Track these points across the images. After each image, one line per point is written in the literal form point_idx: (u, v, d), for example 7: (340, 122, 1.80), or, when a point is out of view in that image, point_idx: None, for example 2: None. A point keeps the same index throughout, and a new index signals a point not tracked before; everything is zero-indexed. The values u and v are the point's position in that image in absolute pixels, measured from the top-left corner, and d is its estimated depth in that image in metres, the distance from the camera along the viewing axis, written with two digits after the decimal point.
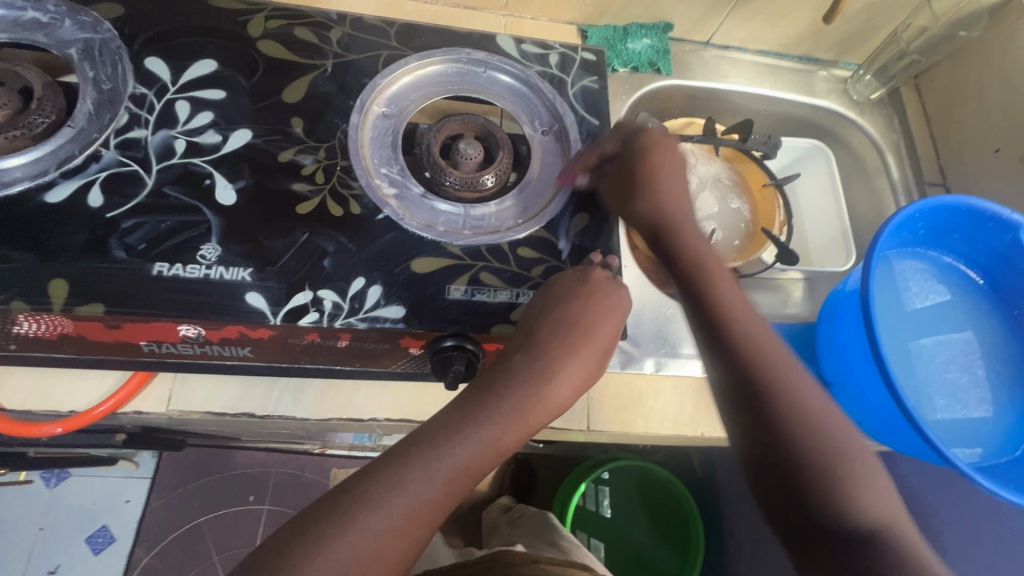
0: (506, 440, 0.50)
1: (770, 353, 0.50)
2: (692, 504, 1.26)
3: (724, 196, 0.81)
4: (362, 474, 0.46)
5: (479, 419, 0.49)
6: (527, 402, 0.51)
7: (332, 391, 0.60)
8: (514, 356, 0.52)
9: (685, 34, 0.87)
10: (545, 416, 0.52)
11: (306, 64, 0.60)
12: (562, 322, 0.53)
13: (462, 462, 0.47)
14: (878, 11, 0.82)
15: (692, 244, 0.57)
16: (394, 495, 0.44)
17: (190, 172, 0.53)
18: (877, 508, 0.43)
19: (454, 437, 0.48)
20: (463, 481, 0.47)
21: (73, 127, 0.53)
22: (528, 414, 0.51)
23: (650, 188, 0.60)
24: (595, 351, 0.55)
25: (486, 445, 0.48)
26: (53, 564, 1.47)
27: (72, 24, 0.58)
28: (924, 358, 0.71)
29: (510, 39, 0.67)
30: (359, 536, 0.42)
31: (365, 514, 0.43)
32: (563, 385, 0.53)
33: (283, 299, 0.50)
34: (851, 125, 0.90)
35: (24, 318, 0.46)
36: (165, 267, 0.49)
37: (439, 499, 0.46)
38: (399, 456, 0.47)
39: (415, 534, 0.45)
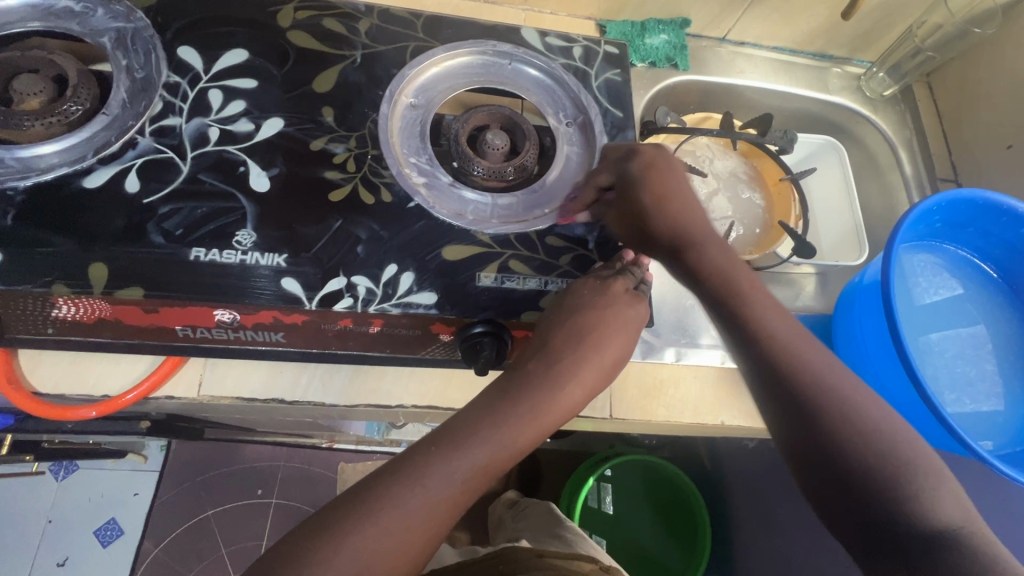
0: (521, 443, 0.51)
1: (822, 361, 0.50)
2: (701, 506, 1.27)
3: (734, 189, 0.82)
4: (380, 475, 0.47)
5: (495, 422, 0.50)
6: (541, 405, 0.52)
7: (360, 378, 0.60)
8: (528, 362, 0.54)
9: (701, 30, 0.88)
10: (557, 418, 0.53)
11: (335, 55, 0.61)
12: (575, 331, 0.54)
13: (477, 462, 0.48)
14: (893, 8, 0.83)
15: (719, 262, 0.56)
16: (414, 491, 0.46)
17: (224, 159, 0.54)
18: (948, 512, 0.44)
19: (470, 438, 0.49)
20: (480, 480, 0.48)
21: (108, 115, 0.54)
22: (542, 418, 0.52)
23: (664, 209, 0.57)
24: (607, 358, 0.56)
25: (501, 448, 0.49)
26: (62, 556, 1.47)
27: (105, 13, 0.58)
28: (939, 349, 0.72)
29: (534, 32, 0.68)
30: (380, 534, 0.44)
31: (386, 511, 0.44)
32: (575, 391, 0.54)
33: (318, 285, 0.50)
34: (864, 121, 0.91)
35: (63, 302, 0.47)
36: (201, 252, 0.50)
37: (458, 496, 0.47)
38: (419, 456, 0.48)
39: (433, 530, 0.46)
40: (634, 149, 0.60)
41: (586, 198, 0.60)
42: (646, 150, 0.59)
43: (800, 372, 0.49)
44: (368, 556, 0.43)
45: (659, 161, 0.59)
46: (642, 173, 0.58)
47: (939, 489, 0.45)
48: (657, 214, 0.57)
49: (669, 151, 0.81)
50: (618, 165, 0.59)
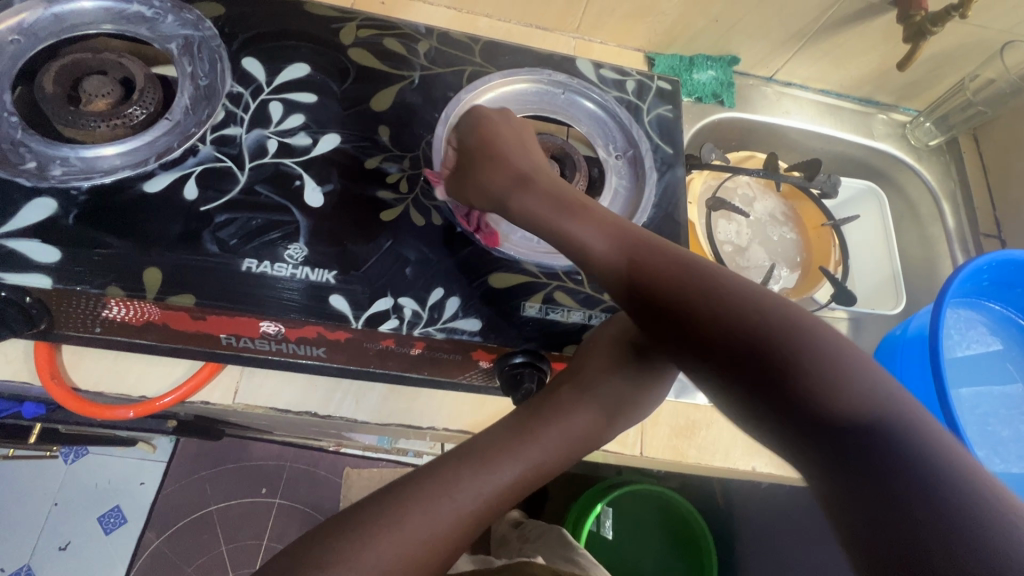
0: (547, 463, 0.50)
1: (822, 347, 0.39)
2: (706, 533, 1.25)
3: (769, 229, 0.82)
4: (408, 479, 0.46)
5: (528, 441, 0.50)
6: (572, 428, 0.53)
7: (393, 397, 0.60)
8: (561, 387, 0.55)
9: (749, 69, 0.88)
10: (580, 445, 0.53)
11: (393, 75, 0.62)
12: (610, 362, 0.55)
13: (506, 478, 0.47)
14: (946, 60, 0.82)
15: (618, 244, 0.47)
16: (443, 502, 0.44)
17: (281, 172, 0.54)
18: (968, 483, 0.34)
19: (504, 454, 0.48)
20: (506, 498, 0.47)
21: (171, 120, 0.55)
22: (573, 439, 0.53)
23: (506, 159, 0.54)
24: (637, 399, 0.57)
25: (531, 467, 0.49)
26: (64, 540, 1.48)
27: (175, 20, 0.59)
28: (975, 407, 0.70)
29: (589, 64, 0.68)
30: (405, 540, 0.42)
31: (412, 519, 0.43)
32: (600, 422, 0.54)
33: (365, 303, 0.50)
34: (908, 170, 0.90)
35: (115, 303, 0.48)
36: (253, 264, 0.50)
37: (484, 511, 0.46)
38: (451, 468, 0.47)
39: (452, 544, 0.44)
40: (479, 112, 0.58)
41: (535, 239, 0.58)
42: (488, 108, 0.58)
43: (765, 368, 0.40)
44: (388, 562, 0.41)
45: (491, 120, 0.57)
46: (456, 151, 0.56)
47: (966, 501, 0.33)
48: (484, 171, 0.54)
49: (710, 187, 0.82)
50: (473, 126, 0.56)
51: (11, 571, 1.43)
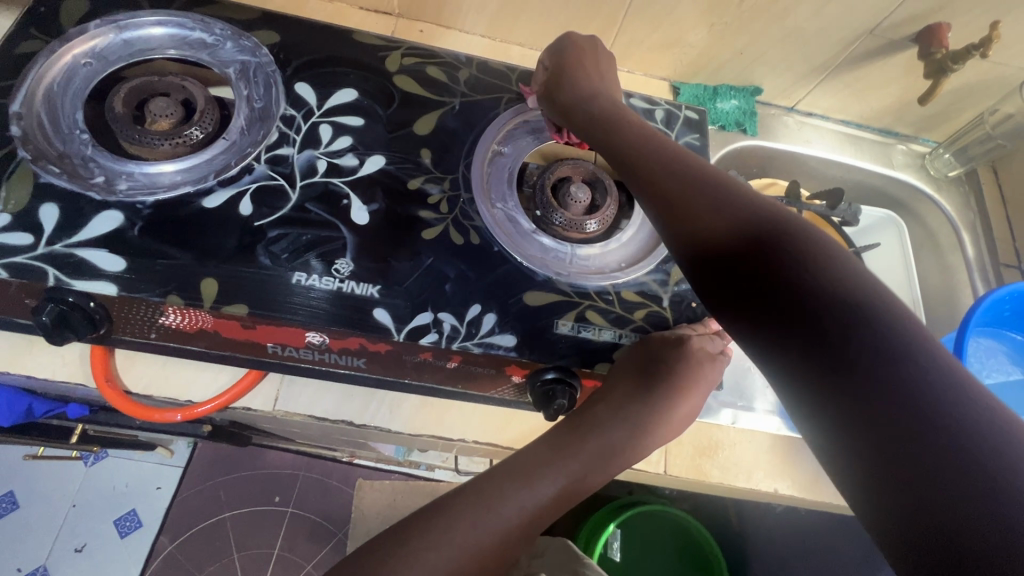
0: (586, 478, 0.54)
1: (734, 205, 0.44)
2: (718, 554, 1.23)
3: None
4: (454, 494, 0.50)
5: (568, 456, 0.53)
6: (608, 444, 0.55)
7: (426, 409, 0.62)
8: (595, 406, 0.57)
9: (771, 99, 0.91)
10: (618, 462, 0.56)
11: (436, 101, 0.65)
12: (641, 382, 0.57)
13: (546, 492, 0.51)
14: (967, 93, 0.84)
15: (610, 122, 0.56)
16: (489, 512, 0.48)
17: (330, 191, 0.57)
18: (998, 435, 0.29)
19: (544, 468, 0.52)
20: (548, 509, 0.51)
21: (228, 140, 0.59)
22: (609, 455, 0.56)
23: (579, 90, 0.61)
24: (674, 416, 0.59)
25: (570, 481, 0.52)
26: (80, 542, 1.49)
27: (234, 46, 0.63)
28: None
29: (619, 94, 0.72)
30: (456, 547, 0.45)
31: (463, 526, 0.46)
32: (640, 441, 0.57)
33: (407, 317, 0.53)
34: (927, 200, 0.92)
35: (172, 310, 0.51)
36: (302, 277, 0.52)
37: (528, 523, 0.49)
38: (496, 479, 0.50)
39: (498, 556, 0.47)
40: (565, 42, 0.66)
41: (567, 260, 0.61)
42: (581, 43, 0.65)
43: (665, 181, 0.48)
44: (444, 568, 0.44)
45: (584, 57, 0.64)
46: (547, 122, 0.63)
47: (866, 308, 0.35)
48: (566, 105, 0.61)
49: None
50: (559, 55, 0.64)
51: (27, 571, 1.45)
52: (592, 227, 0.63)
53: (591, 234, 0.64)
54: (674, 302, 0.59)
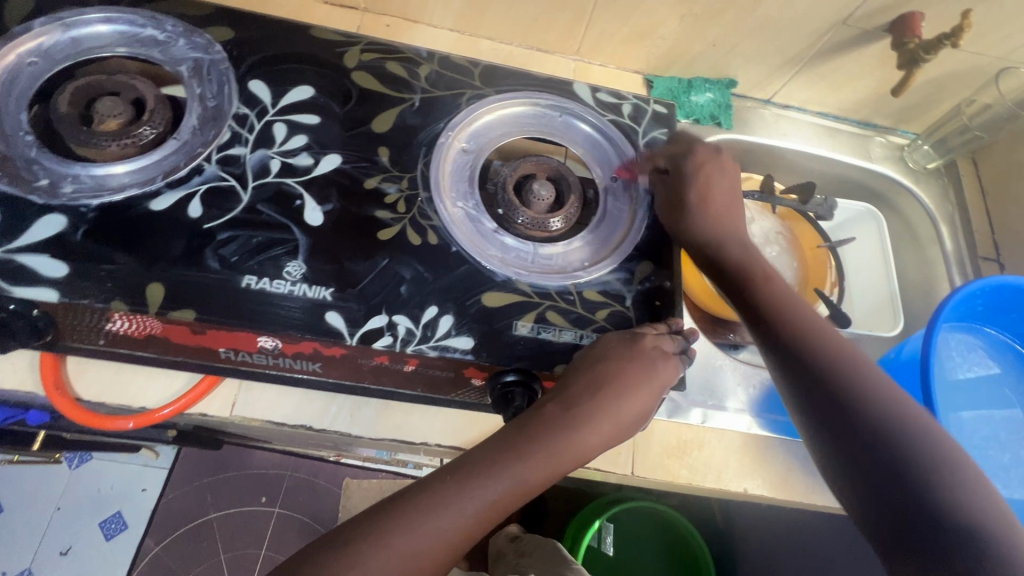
0: (535, 481, 0.51)
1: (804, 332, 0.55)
2: (702, 546, 1.21)
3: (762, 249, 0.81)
4: (396, 496, 0.48)
5: (514, 459, 0.50)
6: (559, 444, 0.52)
7: (388, 412, 0.61)
8: (547, 402, 0.53)
9: (747, 91, 0.89)
10: (571, 463, 0.53)
11: (395, 98, 0.63)
12: (591, 383, 0.53)
13: (489, 498, 0.48)
14: (944, 84, 0.83)
15: (708, 219, 0.63)
16: (429, 521, 0.46)
17: (283, 191, 0.56)
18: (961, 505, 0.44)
19: (487, 472, 0.49)
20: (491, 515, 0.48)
21: (179, 140, 0.57)
22: (559, 457, 0.52)
23: (700, 195, 0.64)
24: (626, 413, 0.55)
25: (514, 485, 0.49)
26: (65, 545, 1.48)
27: (186, 43, 0.62)
28: (966, 431, 0.69)
29: (586, 87, 0.70)
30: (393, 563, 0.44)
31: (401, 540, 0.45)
32: (592, 438, 0.53)
33: (360, 321, 0.51)
34: (906, 193, 0.91)
35: (118, 316, 0.49)
36: (253, 280, 0.51)
37: (471, 532, 0.47)
38: (439, 483, 0.48)
39: (439, 560, 0.46)
40: (690, 145, 0.67)
41: (528, 260, 0.60)
42: (703, 151, 0.67)
43: (737, 279, 0.60)
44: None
45: (709, 163, 0.66)
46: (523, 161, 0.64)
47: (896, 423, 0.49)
48: (682, 212, 0.63)
49: None
50: (675, 154, 0.66)
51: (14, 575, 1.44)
52: (553, 228, 0.62)
53: (552, 234, 0.63)
54: (635, 300, 0.59)
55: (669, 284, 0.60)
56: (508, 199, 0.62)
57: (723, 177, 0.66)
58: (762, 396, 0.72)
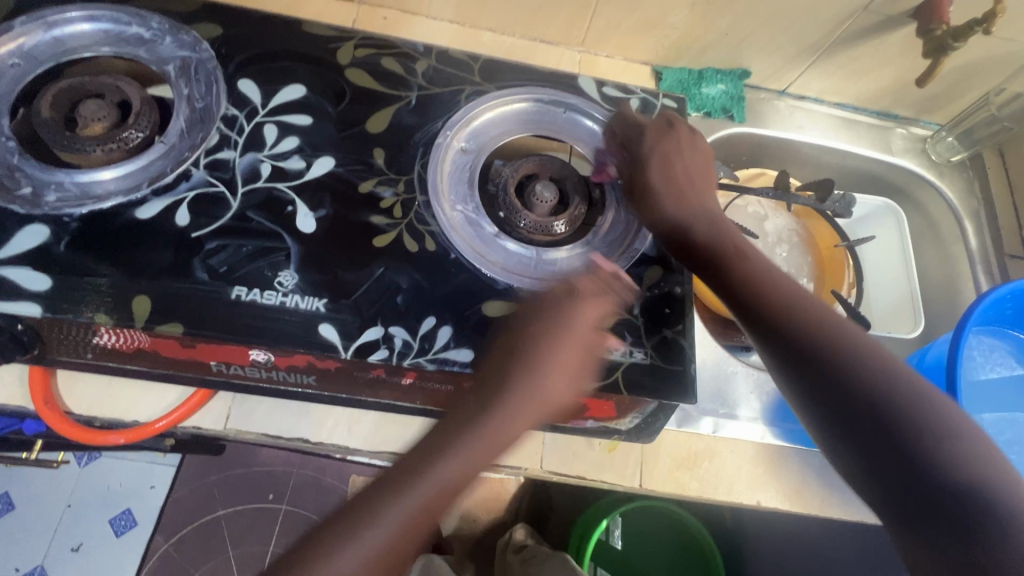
0: (457, 479, 0.43)
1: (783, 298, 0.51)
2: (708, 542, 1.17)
3: (772, 248, 0.80)
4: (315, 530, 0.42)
5: (428, 458, 0.44)
6: (494, 430, 0.45)
7: (385, 424, 0.59)
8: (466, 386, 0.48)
9: (761, 82, 0.85)
10: (506, 441, 0.45)
11: (391, 96, 0.61)
12: (501, 356, 0.49)
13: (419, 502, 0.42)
14: (972, 72, 0.79)
15: (687, 207, 0.58)
16: (355, 545, 0.40)
17: (274, 197, 0.54)
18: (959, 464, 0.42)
19: (413, 476, 0.43)
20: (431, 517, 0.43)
21: (166, 143, 0.55)
22: (489, 441, 0.45)
23: (663, 165, 0.60)
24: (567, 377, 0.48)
25: (434, 489, 0.43)
26: (76, 542, 1.50)
27: (173, 42, 0.59)
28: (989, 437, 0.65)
29: (592, 82, 0.67)
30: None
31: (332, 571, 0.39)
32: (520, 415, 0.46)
33: (355, 333, 0.49)
34: (929, 187, 0.87)
35: (105, 330, 0.48)
36: (242, 292, 0.49)
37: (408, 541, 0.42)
38: (357, 505, 0.42)
39: None
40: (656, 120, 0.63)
41: (532, 267, 0.57)
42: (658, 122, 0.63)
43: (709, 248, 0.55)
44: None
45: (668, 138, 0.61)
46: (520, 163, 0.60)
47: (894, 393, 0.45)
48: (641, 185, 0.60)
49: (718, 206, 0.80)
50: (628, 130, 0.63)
51: (25, 571, 1.46)
52: (557, 232, 0.59)
53: (557, 238, 0.60)
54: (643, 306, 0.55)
55: (680, 290, 0.57)
56: (510, 199, 0.59)
57: (687, 146, 0.61)
58: (776, 403, 0.68)
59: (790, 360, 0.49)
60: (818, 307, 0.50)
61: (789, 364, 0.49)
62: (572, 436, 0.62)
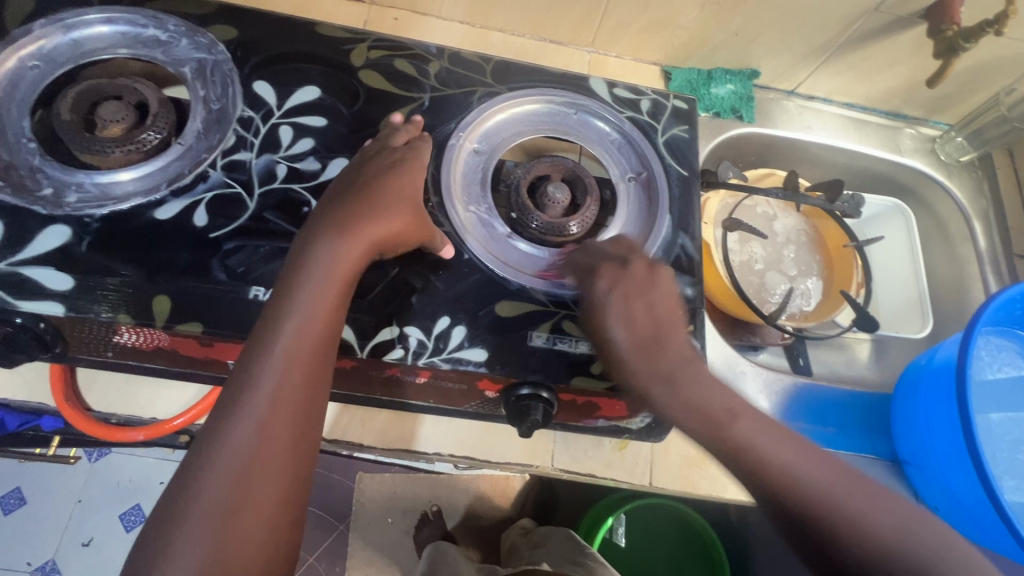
0: (252, 343, 0.44)
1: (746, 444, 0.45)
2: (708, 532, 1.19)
3: (779, 249, 0.81)
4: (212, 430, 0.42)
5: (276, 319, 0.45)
6: (279, 291, 0.46)
7: (398, 423, 0.60)
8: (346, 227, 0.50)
9: (770, 82, 0.85)
10: (343, 275, 0.48)
11: (404, 97, 0.61)
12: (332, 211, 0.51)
13: (295, 387, 0.43)
14: (983, 72, 0.78)
15: (656, 331, 0.51)
16: (240, 431, 0.41)
17: (290, 198, 0.54)
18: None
19: (263, 347, 0.43)
20: (309, 395, 0.44)
21: (183, 145, 0.55)
22: (294, 276, 0.47)
23: (626, 294, 0.52)
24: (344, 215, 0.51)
25: (253, 351, 0.43)
26: (86, 537, 1.46)
27: (189, 43, 0.60)
28: (993, 436, 0.66)
29: (603, 83, 0.67)
30: (215, 513, 0.38)
31: (216, 483, 0.39)
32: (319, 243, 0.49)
33: (371, 333, 0.50)
34: (937, 187, 0.87)
35: (125, 329, 0.48)
36: (260, 292, 0.50)
37: (295, 404, 0.43)
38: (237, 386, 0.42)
39: (274, 446, 0.41)
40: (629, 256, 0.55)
41: (544, 267, 0.58)
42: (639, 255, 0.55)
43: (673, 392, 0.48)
44: (223, 552, 0.37)
45: (641, 278, 0.53)
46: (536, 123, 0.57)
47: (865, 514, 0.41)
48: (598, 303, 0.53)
49: (727, 206, 0.80)
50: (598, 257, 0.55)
51: (38, 566, 1.43)
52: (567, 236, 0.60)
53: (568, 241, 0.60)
54: None
55: (691, 291, 0.57)
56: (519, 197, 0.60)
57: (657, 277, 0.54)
58: (785, 403, 0.71)
59: (807, 546, 0.43)
60: (831, 465, 0.44)
61: (810, 552, 0.43)
62: (582, 435, 0.62)
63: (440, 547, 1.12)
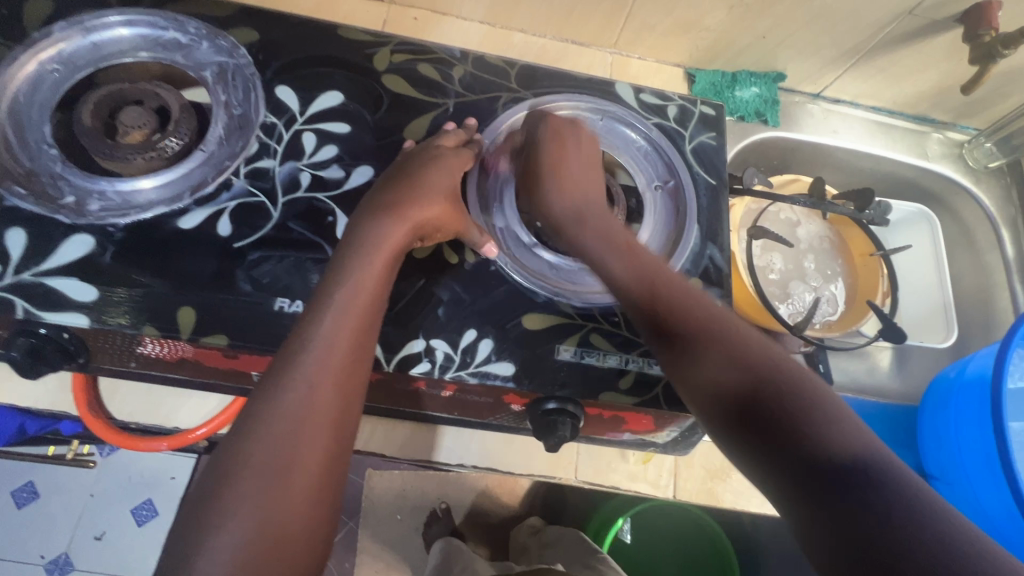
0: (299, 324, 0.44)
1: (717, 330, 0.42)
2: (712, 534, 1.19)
3: (798, 258, 0.79)
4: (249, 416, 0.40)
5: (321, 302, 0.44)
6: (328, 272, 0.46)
7: (421, 433, 0.59)
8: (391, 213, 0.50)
9: (796, 85, 0.84)
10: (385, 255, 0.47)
11: (428, 103, 0.60)
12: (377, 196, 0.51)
13: (336, 366, 0.41)
14: (1018, 77, 0.76)
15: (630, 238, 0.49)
16: (281, 417, 0.39)
17: (314, 207, 0.53)
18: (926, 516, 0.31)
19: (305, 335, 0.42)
20: (352, 374, 0.42)
21: (205, 151, 0.54)
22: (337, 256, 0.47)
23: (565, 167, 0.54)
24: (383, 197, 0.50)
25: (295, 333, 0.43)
26: (99, 530, 1.40)
27: (210, 47, 0.59)
28: None
29: (629, 88, 0.66)
30: (260, 492, 0.37)
31: (259, 459, 0.37)
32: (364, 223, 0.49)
33: (398, 346, 0.49)
34: (964, 193, 0.85)
35: (150, 341, 0.48)
36: (285, 303, 0.49)
37: (335, 393, 0.41)
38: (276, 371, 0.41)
39: (312, 436, 0.39)
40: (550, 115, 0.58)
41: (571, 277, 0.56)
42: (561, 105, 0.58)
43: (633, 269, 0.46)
44: (269, 527, 0.36)
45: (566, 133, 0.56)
46: (545, 141, 0.55)
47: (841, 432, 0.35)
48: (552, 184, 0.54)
49: (751, 212, 0.79)
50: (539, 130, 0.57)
51: (50, 559, 1.38)
52: None
53: None
54: None
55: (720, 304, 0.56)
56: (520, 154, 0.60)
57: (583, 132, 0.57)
58: None
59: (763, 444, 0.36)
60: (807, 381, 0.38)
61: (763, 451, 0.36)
62: (604, 447, 0.62)
63: (450, 543, 1.11)
